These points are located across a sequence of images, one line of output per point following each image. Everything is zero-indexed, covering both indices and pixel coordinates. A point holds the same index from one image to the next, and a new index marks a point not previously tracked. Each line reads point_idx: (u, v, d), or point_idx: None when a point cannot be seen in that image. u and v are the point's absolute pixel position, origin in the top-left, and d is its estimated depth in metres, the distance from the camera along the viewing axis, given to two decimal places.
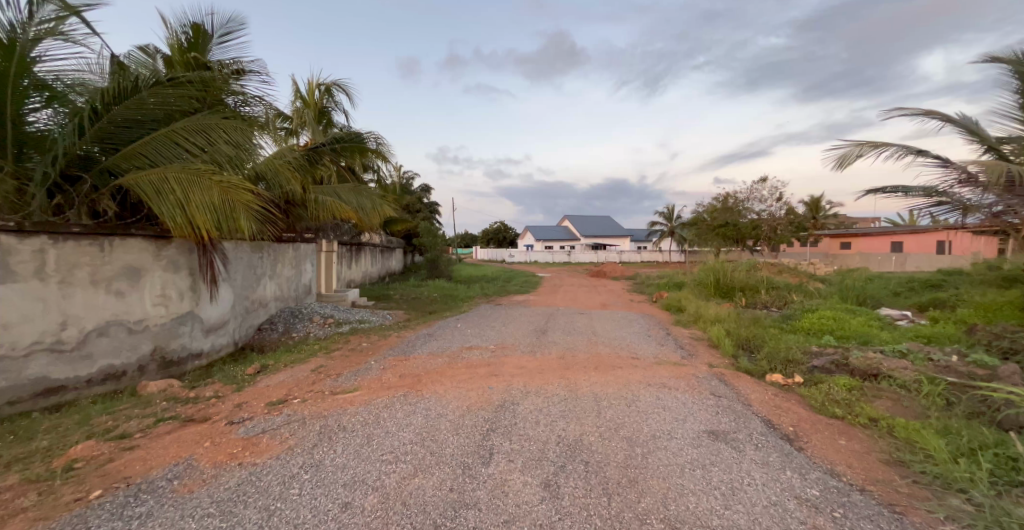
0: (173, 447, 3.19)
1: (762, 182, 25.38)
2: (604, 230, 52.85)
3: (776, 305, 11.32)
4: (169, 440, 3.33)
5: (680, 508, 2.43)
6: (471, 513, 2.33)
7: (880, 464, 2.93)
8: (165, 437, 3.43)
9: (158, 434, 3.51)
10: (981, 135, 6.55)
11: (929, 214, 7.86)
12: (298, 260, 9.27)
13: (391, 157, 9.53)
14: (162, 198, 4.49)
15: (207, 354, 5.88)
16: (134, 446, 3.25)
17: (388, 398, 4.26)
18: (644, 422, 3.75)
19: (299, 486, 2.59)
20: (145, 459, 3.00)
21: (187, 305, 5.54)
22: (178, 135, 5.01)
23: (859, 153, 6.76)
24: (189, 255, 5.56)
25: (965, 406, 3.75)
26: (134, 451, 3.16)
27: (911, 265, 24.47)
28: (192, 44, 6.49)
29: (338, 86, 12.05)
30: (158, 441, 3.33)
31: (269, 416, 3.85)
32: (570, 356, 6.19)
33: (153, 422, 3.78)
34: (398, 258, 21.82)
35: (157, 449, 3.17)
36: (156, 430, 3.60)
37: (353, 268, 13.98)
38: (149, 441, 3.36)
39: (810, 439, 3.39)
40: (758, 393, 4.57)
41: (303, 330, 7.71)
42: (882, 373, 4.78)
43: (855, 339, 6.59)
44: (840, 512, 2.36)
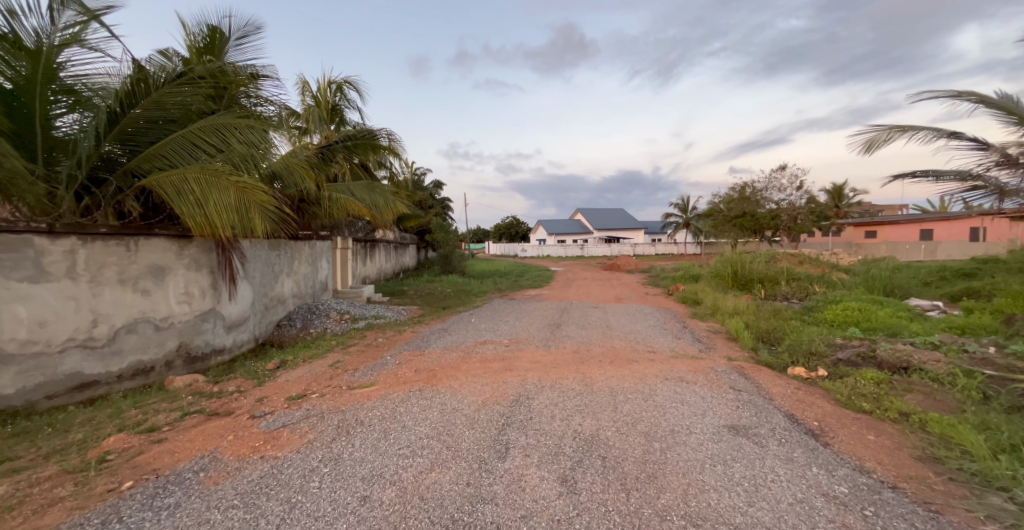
0: (199, 440, 3.26)
1: (781, 169, 24.71)
2: (618, 223, 52.44)
3: (797, 297, 11.05)
4: (195, 433, 3.40)
5: (701, 504, 2.38)
6: (488, 508, 2.31)
7: (913, 461, 2.82)
8: (190, 430, 3.50)
9: (185, 427, 3.60)
10: (1019, 115, 6.21)
11: (962, 199, 7.55)
12: (314, 257, 9.38)
13: (403, 153, 9.52)
14: (182, 198, 4.55)
15: (229, 350, 6.00)
16: (163, 439, 3.33)
17: (404, 393, 4.29)
18: (663, 417, 3.68)
19: (319, 480, 2.60)
20: (172, 452, 3.06)
21: (210, 303, 5.65)
22: (195, 135, 5.07)
23: (888, 137, 6.51)
24: (210, 254, 5.66)
25: (1003, 399, 3.58)
26: (163, 443, 3.24)
27: (942, 253, 23.63)
28: (208, 46, 6.56)
29: (350, 83, 12.11)
30: (184, 434, 3.40)
31: (289, 410, 3.91)
32: (585, 350, 6.13)
33: (180, 415, 3.88)
34: (411, 253, 21.98)
35: (183, 442, 3.23)
36: (182, 423, 3.69)
37: (367, 265, 14.15)
38: (177, 433, 3.45)
39: (836, 435, 3.28)
40: (779, 386, 4.47)
41: (320, 325, 7.81)
42: (913, 366, 4.62)
43: (883, 330, 6.38)
44: (871, 510, 2.28)
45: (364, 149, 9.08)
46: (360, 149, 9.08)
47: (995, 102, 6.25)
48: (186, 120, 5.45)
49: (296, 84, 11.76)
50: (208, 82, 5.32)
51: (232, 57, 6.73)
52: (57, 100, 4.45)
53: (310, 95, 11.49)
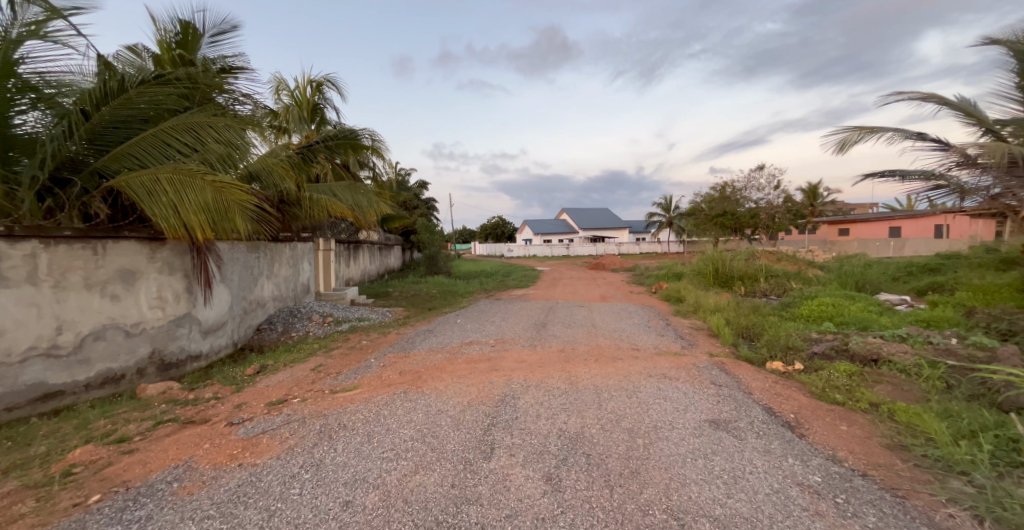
0: (172, 449, 3.18)
1: (759, 169, 25.27)
2: (602, 223, 52.90)
3: (775, 294, 11.33)
4: (168, 442, 3.32)
5: (683, 497, 2.44)
6: (473, 508, 2.32)
7: (882, 449, 2.93)
8: (163, 439, 3.42)
9: (158, 436, 3.51)
10: (977, 117, 6.53)
11: (926, 198, 8.02)
12: (295, 260, 9.23)
13: (386, 153, 9.46)
14: (154, 199, 4.42)
15: (206, 356, 5.87)
16: (133, 449, 3.25)
17: (388, 396, 4.26)
18: (646, 413, 3.74)
19: (299, 486, 2.58)
20: (144, 462, 2.99)
21: (184, 307, 5.51)
22: (167, 133, 4.97)
23: (859, 138, 6.73)
24: (184, 258, 5.52)
25: (964, 388, 3.75)
26: (133, 454, 3.15)
27: (909, 249, 24.55)
28: (181, 43, 6.41)
29: (330, 83, 11.97)
30: (157, 444, 3.32)
31: (269, 416, 3.85)
32: (570, 349, 6.17)
33: (152, 424, 3.78)
34: (396, 254, 21.77)
35: (156, 452, 3.15)
36: (155, 432, 3.60)
37: (351, 266, 13.98)
38: (148, 443, 3.36)
39: (811, 426, 3.39)
40: (758, 381, 4.58)
41: (302, 329, 7.69)
42: (882, 358, 4.79)
43: (855, 324, 6.60)
44: (843, 497, 2.36)
45: (345, 148, 8.96)
46: (343, 149, 8.97)
47: (956, 104, 6.52)
48: (158, 119, 5.32)
49: (273, 83, 11.55)
50: (184, 83, 5.22)
51: (206, 54, 6.56)
52: (19, 97, 4.30)
53: (289, 94, 11.30)
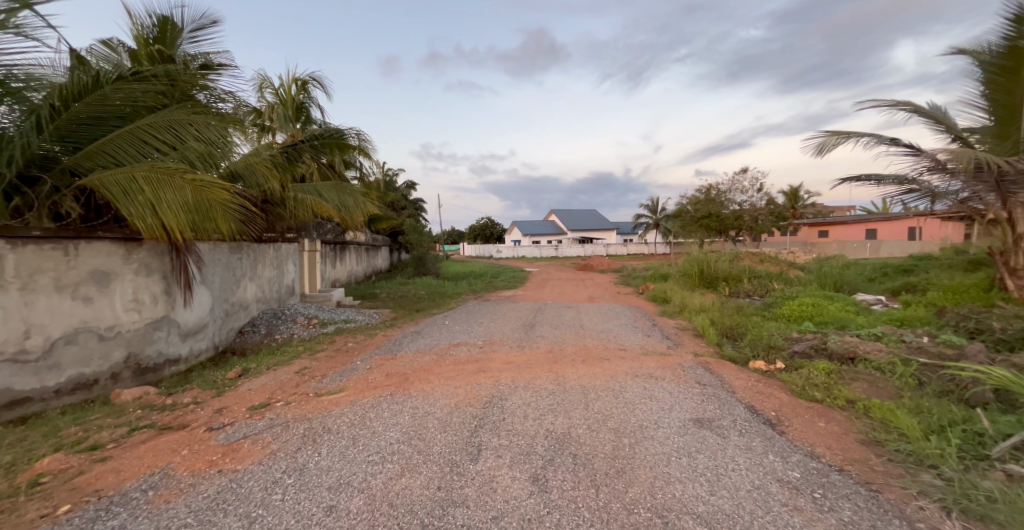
0: (148, 456, 3.12)
1: (743, 171, 25.76)
2: (590, 224, 53.26)
3: (758, 294, 11.56)
4: (144, 449, 3.25)
5: (667, 495, 2.48)
6: (459, 510, 2.33)
7: (858, 445, 3.02)
8: (139, 447, 3.35)
9: (133, 443, 3.44)
10: (946, 124, 6.79)
11: (900, 201, 8.38)
12: (279, 261, 9.11)
13: (373, 153, 9.39)
14: (130, 199, 4.32)
15: (185, 360, 5.76)
16: (106, 457, 3.17)
17: (374, 398, 4.24)
18: (632, 413, 3.79)
19: (282, 491, 2.56)
20: (118, 470, 2.92)
21: (162, 310, 5.40)
22: (145, 131, 4.86)
23: (837, 142, 6.92)
24: (162, 259, 5.42)
25: (935, 385, 3.88)
26: (106, 462, 3.08)
27: (885, 251, 25.25)
28: (158, 37, 6.26)
29: (315, 82, 11.84)
30: (131, 451, 3.24)
31: (251, 420, 3.80)
32: (558, 350, 6.21)
33: (127, 431, 3.69)
34: (383, 256, 21.62)
35: (130, 460, 3.09)
36: (130, 439, 3.53)
37: (337, 267, 13.84)
38: (122, 451, 3.28)
39: (791, 423, 3.48)
40: (741, 379, 4.67)
41: (286, 331, 7.60)
42: (859, 356, 4.93)
43: (833, 323, 6.77)
44: (820, 492, 2.43)
45: (331, 148, 8.87)
46: (329, 149, 8.89)
47: (927, 112, 6.76)
48: (135, 116, 5.19)
49: (256, 80, 11.39)
50: (162, 79, 5.11)
51: (185, 50, 6.45)
52: None
53: (274, 92, 11.16)
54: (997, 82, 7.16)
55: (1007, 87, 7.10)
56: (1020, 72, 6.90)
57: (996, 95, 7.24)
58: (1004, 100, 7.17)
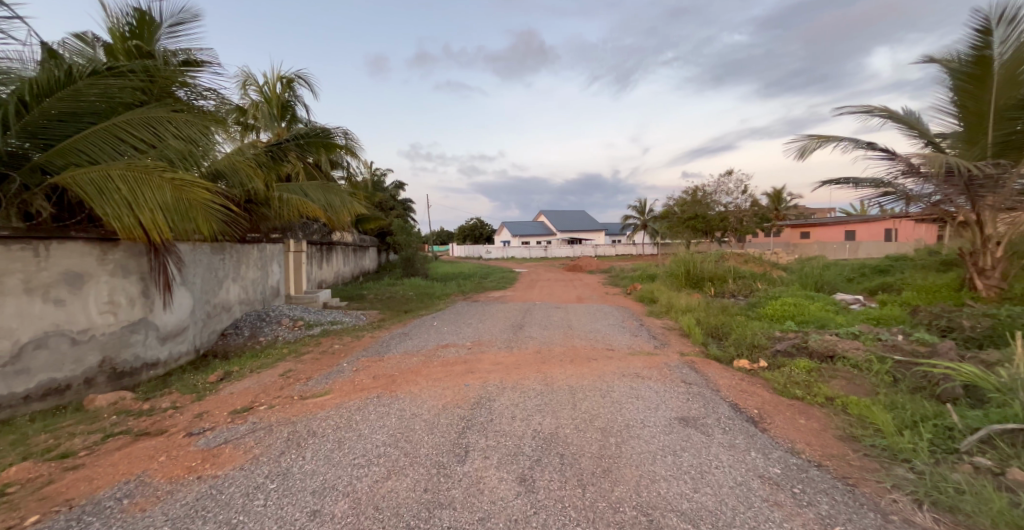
0: (123, 463, 3.05)
1: (728, 173, 26.19)
2: (578, 225, 53.56)
3: (743, 294, 11.76)
4: (118, 456, 3.18)
5: (651, 493, 2.52)
6: (446, 513, 2.33)
7: (836, 441, 3.10)
8: (113, 454, 3.27)
9: (107, 450, 3.36)
10: (919, 129, 7.01)
11: (877, 204, 8.61)
12: (264, 262, 8.99)
13: (360, 153, 9.33)
14: (106, 198, 4.21)
15: (164, 363, 5.65)
16: (79, 465, 3.09)
17: (361, 401, 4.21)
18: (619, 412, 3.83)
19: (263, 497, 2.53)
20: (91, 479, 2.86)
21: (139, 312, 5.28)
22: (121, 128, 4.72)
23: (817, 145, 7.08)
24: (139, 260, 5.30)
25: (909, 381, 4.00)
26: (78, 470, 3.01)
27: (864, 251, 25.87)
28: (136, 33, 6.12)
29: (300, 80, 11.69)
30: (105, 458, 3.17)
31: (232, 424, 3.74)
32: (546, 350, 6.25)
33: (101, 438, 3.61)
34: (371, 256, 21.45)
35: (104, 468, 3.02)
36: (104, 446, 3.45)
37: (324, 268, 13.68)
38: (96, 458, 3.21)
39: (773, 421, 3.55)
40: (725, 378, 4.75)
41: (271, 333, 7.50)
42: (838, 354, 5.05)
43: (814, 323, 6.93)
44: (799, 487, 2.50)
45: (317, 147, 8.77)
46: (314, 148, 8.78)
47: (901, 117, 6.96)
48: (111, 113, 5.06)
49: (240, 77, 11.21)
50: (140, 76, 5.02)
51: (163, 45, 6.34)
52: None
53: (258, 90, 11.00)
54: (966, 90, 7.42)
55: (976, 94, 7.36)
56: (987, 80, 7.15)
57: (966, 101, 7.51)
58: (973, 107, 7.43)
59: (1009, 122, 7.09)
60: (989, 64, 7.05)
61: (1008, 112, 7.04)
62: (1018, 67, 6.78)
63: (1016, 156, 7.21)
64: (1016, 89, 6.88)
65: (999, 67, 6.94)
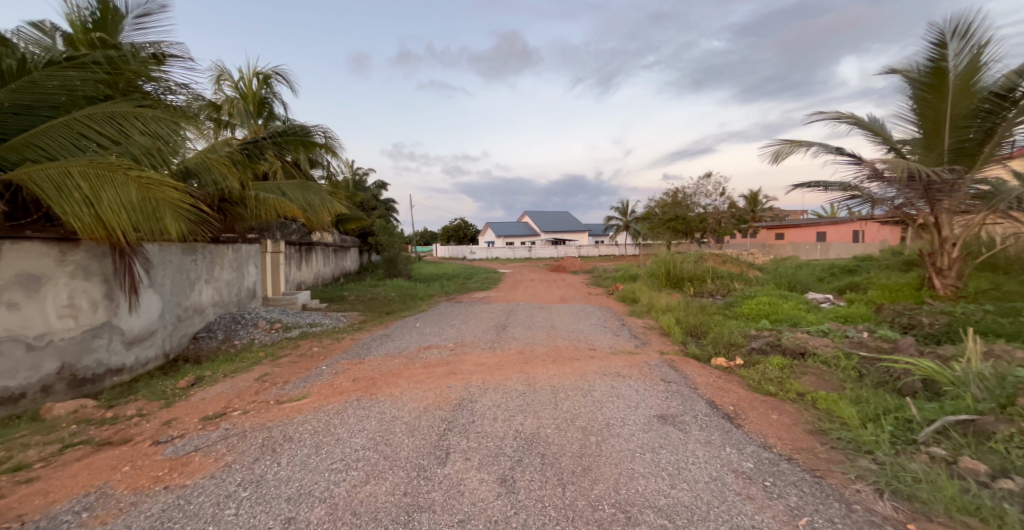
0: (82, 475, 2.93)
1: (707, 176, 26.77)
2: (562, 226, 53.93)
3: (721, 293, 12.04)
4: (77, 468, 3.06)
5: (630, 491, 2.56)
6: (425, 516, 2.33)
7: (805, 435, 3.21)
8: (72, 465, 3.15)
9: (66, 461, 3.23)
10: (883, 136, 7.31)
11: (845, 206, 8.96)
12: (239, 263, 8.79)
13: (341, 152, 9.28)
14: (63, 196, 3.95)
15: (130, 369, 5.45)
16: (34, 478, 2.96)
17: (340, 404, 4.16)
18: (600, 411, 3.89)
19: (235, 506, 2.47)
20: (47, 492, 2.74)
21: (103, 316, 5.08)
22: (83, 124, 4.53)
23: (790, 150, 7.31)
24: (103, 261, 5.11)
25: (874, 376, 4.17)
26: (33, 483, 2.88)
27: (834, 252, 26.73)
28: (99, 23, 5.89)
29: (278, 76, 11.45)
30: (64, 470, 3.05)
31: (203, 431, 3.65)
32: (529, 351, 6.28)
33: (59, 448, 3.46)
34: (353, 257, 21.16)
35: (62, 480, 2.90)
36: (62, 457, 3.31)
37: (303, 269, 13.45)
38: (53, 470, 3.08)
39: (747, 417, 3.65)
40: (703, 376, 4.87)
41: (246, 336, 7.34)
42: (809, 351, 5.22)
43: (787, 321, 7.14)
44: (770, 481, 2.58)
45: (295, 146, 8.59)
46: (292, 146, 8.61)
47: (867, 124, 7.24)
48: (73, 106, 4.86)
49: (214, 72, 10.93)
50: (103, 68, 4.80)
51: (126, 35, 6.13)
52: None
53: (233, 86, 10.74)
54: (925, 99, 7.76)
55: (934, 103, 7.69)
56: (944, 90, 7.48)
57: (924, 110, 7.84)
58: (931, 115, 7.77)
59: (963, 130, 7.54)
60: (945, 75, 7.39)
61: (962, 121, 7.47)
62: (971, 79, 7.23)
63: (969, 163, 7.68)
64: (969, 100, 7.30)
65: (954, 78, 7.31)
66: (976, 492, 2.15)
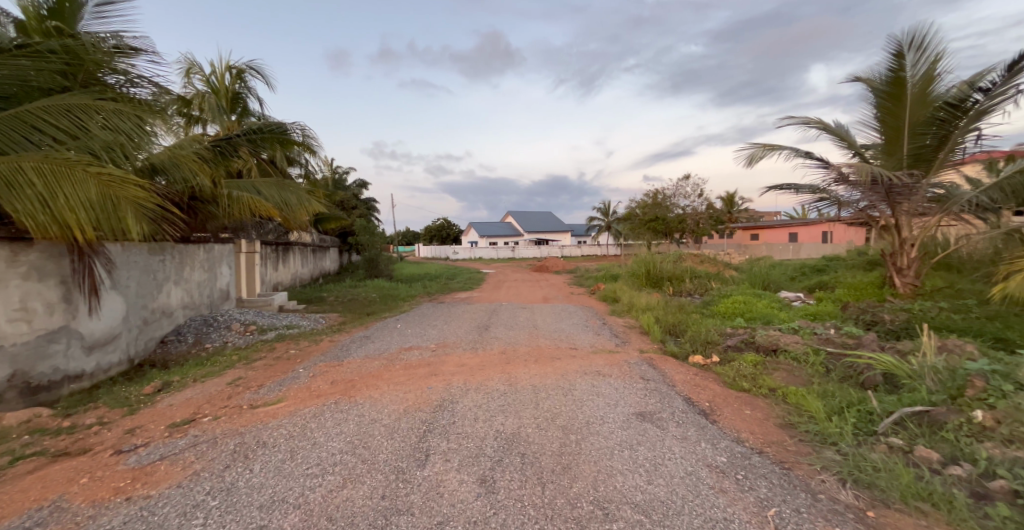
0: (36, 489, 2.80)
1: (686, 178, 27.29)
2: (544, 226, 54.18)
3: (699, 292, 12.31)
4: (30, 481, 2.93)
5: (608, 488, 2.60)
6: (403, 519, 2.32)
7: (775, 428, 3.32)
8: (25, 478, 3.01)
9: (19, 474, 3.09)
10: (848, 141, 7.61)
11: (815, 208, 9.29)
12: (210, 263, 8.57)
13: (319, 150, 9.12)
14: (14, 193, 3.63)
15: (90, 375, 5.25)
16: None
17: (317, 407, 4.10)
18: (580, 410, 3.93)
19: (203, 515, 2.41)
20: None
21: (60, 319, 4.88)
22: (36, 116, 4.29)
23: (763, 154, 7.52)
24: (58, 262, 4.93)
25: (839, 371, 4.34)
26: None
27: (806, 252, 27.58)
28: (54, 11, 5.64)
29: (253, 71, 11.20)
30: (16, 484, 2.91)
31: (169, 439, 3.54)
32: (511, 351, 6.30)
33: (10, 460, 3.30)
34: (332, 257, 20.81)
35: (14, 494, 2.77)
36: (15, 470, 3.16)
37: (280, 270, 13.17)
38: (4, 484, 2.93)
39: (722, 412, 3.75)
40: (681, 373, 4.97)
41: (219, 339, 7.16)
42: (780, 348, 5.39)
43: (760, 319, 7.36)
44: (742, 474, 2.66)
45: (271, 143, 8.43)
46: (269, 143, 8.42)
47: (834, 130, 7.51)
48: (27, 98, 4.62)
49: (185, 66, 10.62)
50: (60, 57, 4.61)
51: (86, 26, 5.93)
52: None
53: (205, 80, 10.45)
54: (886, 106, 8.10)
55: (893, 111, 8.03)
56: (902, 98, 7.82)
57: (884, 117, 8.17)
58: (891, 122, 8.11)
59: (920, 136, 7.91)
60: (903, 84, 7.72)
61: (919, 128, 7.84)
62: (927, 88, 7.57)
63: (926, 167, 8.06)
64: (926, 108, 7.65)
65: (911, 87, 7.63)
66: (929, 478, 2.27)
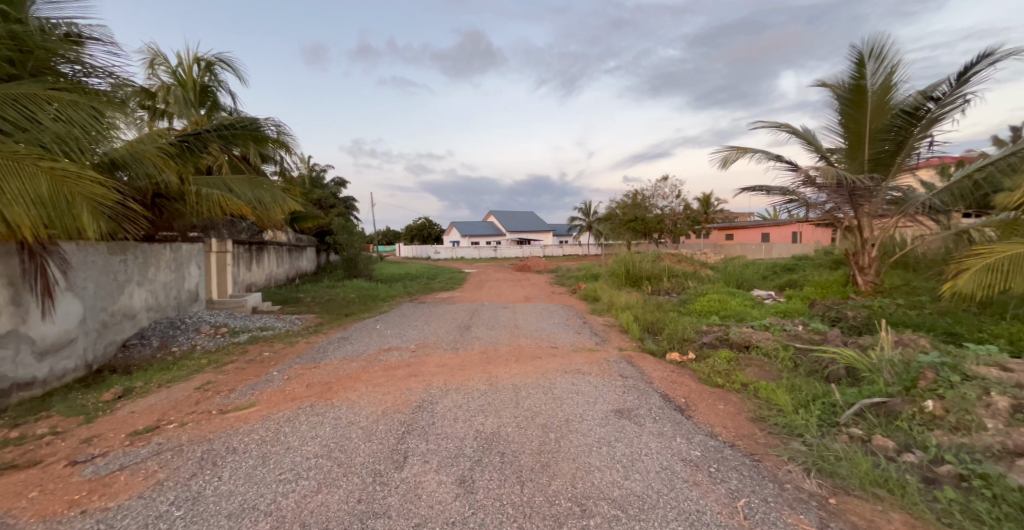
0: None
1: (665, 179, 27.76)
2: (526, 226, 54.30)
3: (677, 291, 12.55)
4: None
5: (586, 484, 2.63)
6: (380, 522, 2.29)
7: (747, 423, 3.41)
8: None
9: None
10: (814, 144, 7.89)
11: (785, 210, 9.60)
12: (178, 263, 8.27)
13: (293, 147, 8.89)
14: None
15: (42, 382, 4.99)
16: None
17: (292, 411, 4.01)
18: (559, 408, 3.96)
19: (166, 526, 2.33)
20: None
21: (8, 323, 4.63)
22: None
23: (737, 156, 7.71)
24: (7, 262, 4.68)
25: (807, 366, 4.49)
26: None
27: (778, 251, 28.41)
28: None
29: (223, 64, 10.86)
30: None
31: (130, 448, 3.41)
32: (491, 350, 6.29)
33: None
34: (309, 257, 20.36)
35: None
36: None
37: (253, 270, 12.82)
38: None
39: (697, 408, 3.83)
40: (659, 371, 5.05)
41: (187, 342, 6.93)
42: (752, 344, 5.54)
43: (734, 316, 7.55)
44: (714, 467, 2.72)
45: (244, 140, 8.20)
46: (241, 140, 8.17)
47: (802, 134, 7.77)
48: None
49: (150, 58, 10.21)
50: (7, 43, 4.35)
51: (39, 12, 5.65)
52: None
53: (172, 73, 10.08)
54: (847, 114, 8.43)
55: (854, 117, 8.36)
56: (863, 106, 8.15)
57: (846, 123, 8.50)
58: (853, 128, 8.43)
59: (879, 143, 8.23)
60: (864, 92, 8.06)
61: (878, 135, 8.17)
62: (885, 97, 7.93)
63: (885, 172, 8.40)
64: (884, 115, 7.99)
65: (871, 96, 8.00)
66: (885, 465, 2.38)
